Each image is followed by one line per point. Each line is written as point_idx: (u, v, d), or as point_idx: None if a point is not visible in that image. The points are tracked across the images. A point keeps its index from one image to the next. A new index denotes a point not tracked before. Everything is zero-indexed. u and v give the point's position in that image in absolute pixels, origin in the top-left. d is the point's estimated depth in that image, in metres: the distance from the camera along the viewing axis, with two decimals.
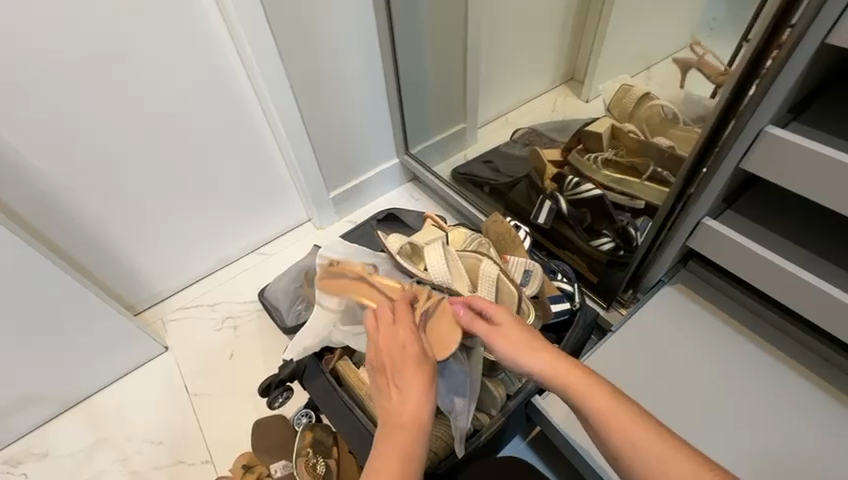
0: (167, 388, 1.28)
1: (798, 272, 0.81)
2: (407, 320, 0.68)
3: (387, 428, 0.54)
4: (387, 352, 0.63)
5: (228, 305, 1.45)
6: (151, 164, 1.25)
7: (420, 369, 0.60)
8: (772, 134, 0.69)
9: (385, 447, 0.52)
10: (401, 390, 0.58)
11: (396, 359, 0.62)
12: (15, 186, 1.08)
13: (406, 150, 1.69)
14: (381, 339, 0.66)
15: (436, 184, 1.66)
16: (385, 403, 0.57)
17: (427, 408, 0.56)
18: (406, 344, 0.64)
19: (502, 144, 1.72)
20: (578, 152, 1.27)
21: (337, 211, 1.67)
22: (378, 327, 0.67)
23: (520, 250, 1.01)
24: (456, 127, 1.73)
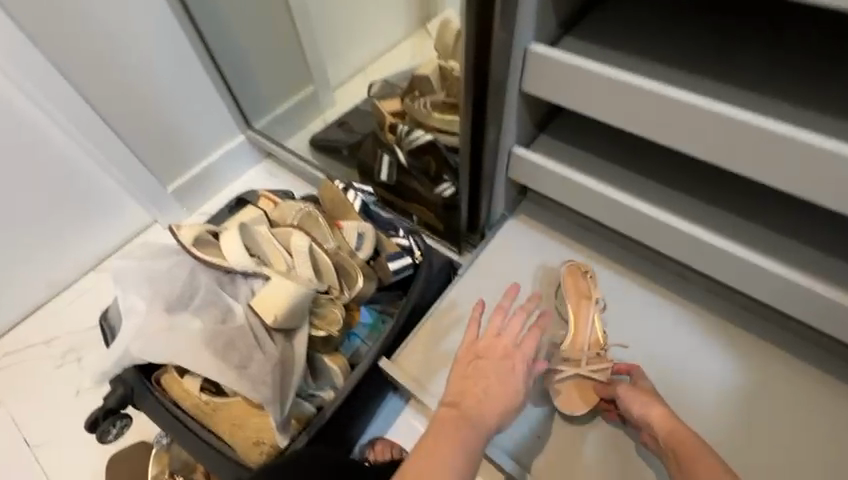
0: (4, 447, 1.11)
1: (598, 187, 0.84)
2: (537, 340, 0.75)
3: (456, 415, 0.63)
4: (495, 358, 0.72)
5: (67, 337, 1.27)
6: None
7: (511, 386, 0.69)
8: (535, 51, 0.68)
9: (441, 433, 0.60)
10: (487, 394, 0.67)
11: (499, 371, 0.71)
12: None
13: (248, 125, 1.54)
14: (497, 345, 0.74)
15: (290, 158, 1.54)
16: (470, 401, 0.66)
17: (499, 421, 0.66)
18: (515, 362, 0.72)
19: (360, 104, 1.51)
20: (413, 98, 1.20)
21: (185, 205, 1.50)
22: (499, 335, 0.75)
23: (353, 214, 0.96)
24: (305, 91, 1.56)
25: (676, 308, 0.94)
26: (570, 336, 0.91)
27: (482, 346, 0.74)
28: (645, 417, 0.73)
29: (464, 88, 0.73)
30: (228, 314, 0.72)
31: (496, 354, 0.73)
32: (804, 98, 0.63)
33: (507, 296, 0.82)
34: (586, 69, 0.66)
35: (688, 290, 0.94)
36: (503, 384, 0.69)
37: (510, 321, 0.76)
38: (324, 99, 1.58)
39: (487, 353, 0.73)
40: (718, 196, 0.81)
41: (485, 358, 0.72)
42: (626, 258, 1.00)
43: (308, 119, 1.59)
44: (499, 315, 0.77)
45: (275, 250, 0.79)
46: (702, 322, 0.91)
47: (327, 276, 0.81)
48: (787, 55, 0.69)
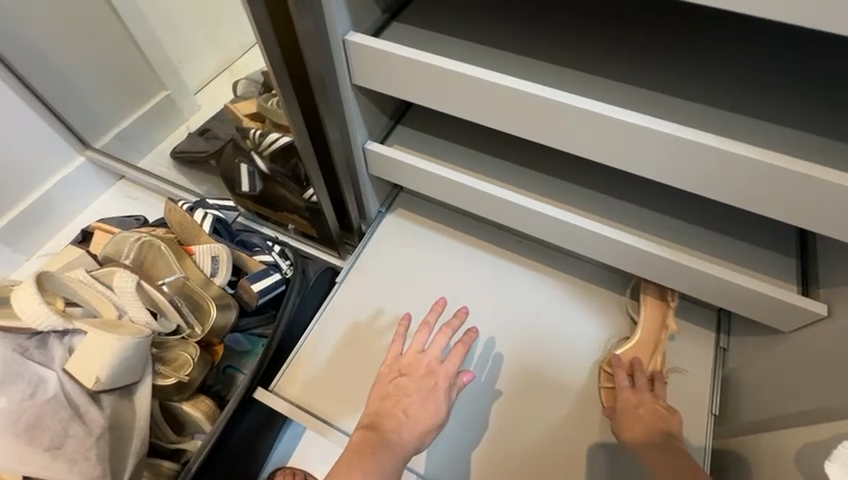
0: None
1: (455, 178, 0.81)
2: (462, 354, 0.72)
3: (374, 439, 0.61)
4: (416, 376, 0.69)
5: None
6: None
7: (434, 403, 0.67)
8: (354, 43, 0.63)
9: (355, 457, 0.59)
10: (408, 414, 0.65)
11: (421, 390, 0.68)
12: None
13: (85, 144, 1.32)
14: (420, 362, 0.71)
15: (146, 177, 1.35)
16: (389, 424, 0.64)
17: (421, 439, 0.64)
18: (438, 379, 0.69)
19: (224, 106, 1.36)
20: (265, 96, 1.10)
21: (19, 247, 1.27)
22: (422, 352, 0.71)
23: (205, 237, 0.86)
24: (157, 96, 1.37)
25: (556, 280, 0.96)
26: (637, 341, 0.85)
27: (404, 363, 0.71)
28: (618, 413, 0.76)
29: (283, 94, 0.68)
30: (37, 390, 0.59)
31: (417, 372, 0.70)
32: (630, 74, 0.64)
33: (433, 311, 0.79)
34: (408, 58, 0.62)
35: (562, 261, 0.97)
36: (425, 403, 0.66)
37: (435, 337, 0.73)
38: (185, 104, 1.41)
39: (409, 371, 0.70)
40: (574, 172, 0.83)
41: (406, 376, 0.69)
42: (507, 240, 1.00)
43: (164, 130, 1.40)
44: (423, 332, 0.73)
45: (97, 295, 0.67)
46: (580, 290, 0.94)
47: (170, 315, 0.72)
48: (623, 26, 0.69)
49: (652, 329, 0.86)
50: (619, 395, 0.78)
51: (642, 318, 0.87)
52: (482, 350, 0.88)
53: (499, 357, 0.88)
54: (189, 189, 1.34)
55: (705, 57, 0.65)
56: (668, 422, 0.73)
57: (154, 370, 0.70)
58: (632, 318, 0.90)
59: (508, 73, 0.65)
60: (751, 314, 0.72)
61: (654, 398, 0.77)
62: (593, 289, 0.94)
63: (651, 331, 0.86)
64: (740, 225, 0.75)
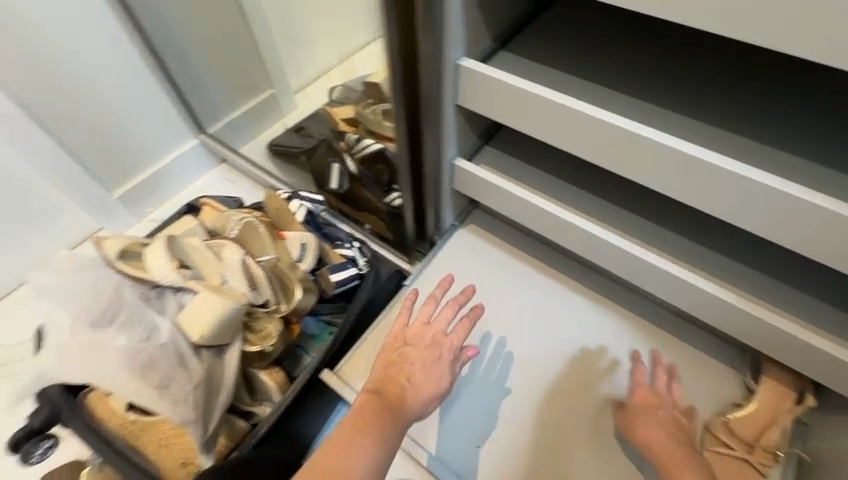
0: None
1: (535, 201, 0.84)
2: (466, 328, 0.76)
3: (379, 402, 0.61)
4: (421, 346, 0.71)
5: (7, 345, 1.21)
6: None
7: (438, 372, 0.69)
8: (465, 66, 0.68)
9: (364, 417, 0.58)
10: (412, 381, 0.66)
11: (425, 360, 0.70)
12: None
13: (202, 129, 1.50)
14: (425, 333, 0.73)
15: (245, 164, 1.51)
16: (395, 388, 0.64)
17: (425, 407, 0.65)
18: (442, 350, 0.72)
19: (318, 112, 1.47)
20: (363, 105, 1.21)
21: (133, 211, 1.44)
22: (427, 324, 0.74)
23: (297, 226, 0.95)
24: (263, 94, 1.52)
25: (623, 319, 0.94)
26: (752, 410, 0.80)
27: (409, 334, 0.73)
28: (631, 414, 0.77)
29: (393, 99, 0.74)
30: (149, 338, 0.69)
31: (422, 343, 0.72)
32: (730, 121, 0.64)
33: (441, 286, 0.82)
34: (508, 83, 0.66)
35: (633, 301, 0.96)
36: (431, 373, 0.68)
37: (440, 310, 0.76)
38: (285, 102, 1.55)
39: (414, 341, 0.73)
40: (655, 211, 0.83)
41: (411, 346, 0.72)
42: (578, 271, 1.01)
43: (265, 125, 1.54)
44: (430, 304, 0.76)
45: (207, 262, 0.77)
46: (649, 333, 0.92)
47: (262, 289, 0.79)
48: (728, 75, 0.69)
49: (775, 401, 0.80)
50: (635, 395, 0.79)
51: (760, 391, 0.81)
52: (490, 351, 0.91)
53: (510, 359, 0.91)
54: (279, 181, 1.47)
55: (816, 115, 0.63)
56: (686, 429, 0.74)
57: (243, 336, 0.78)
58: (748, 386, 0.84)
59: (602, 105, 0.68)
60: (839, 387, 0.68)
61: (676, 406, 0.78)
62: (662, 337, 0.91)
63: (775, 403, 0.79)
64: (835, 291, 0.71)
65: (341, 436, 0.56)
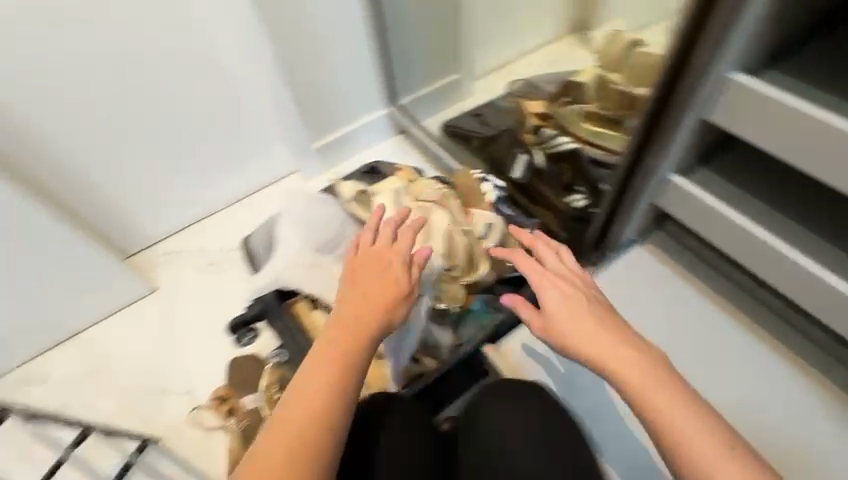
0: (158, 322, 1.33)
1: (755, 234, 0.84)
2: (411, 241, 0.76)
3: (351, 337, 0.64)
4: (376, 268, 0.73)
5: (216, 248, 1.46)
6: (159, 122, 1.30)
7: (383, 284, 0.71)
8: (741, 85, 0.72)
9: (348, 333, 0.65)
10: (369, 298, 0.69)
11: (379, 278, 0.71)
12: (23, 140, 1.15)
13: (394, 100, 1.64)
14: (380, 252, 0.75)
15: (423, 138, 1.62)
16: (356, 311, 0.67)
17: (390, 316, 0.68)
18: (395, 269, 0.73)
19: (498, 99, 1.57)
20: (562, 104, 1.22)
21: (323, 162, 1.63)
22: (386, 243, 0.76)
23: (484, 206, 1.00)
24: (449, 77, 1.61)
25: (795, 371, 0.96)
26: None
27: (370, 251, 0.75)
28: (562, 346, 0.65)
29: (645, 105, 0.83)
30: None
31: (377, 264, 0.73)
32: None
33: (395, 213, 0.82)
34: (784, 98, 0.70)
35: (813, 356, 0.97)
36: (388, 291, 0.70)
37: (401, 234, 0.77)
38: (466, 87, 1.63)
39: (366, 260, 0.74)
40: None
41: (364, 262, 0.74)
42: (760, 315, 1.03)
43: (445, 106, 1.64)
44: (370, 229, 0.77)
45: (415, 222, 0.91)
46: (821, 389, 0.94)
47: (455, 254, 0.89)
48: None
49: None
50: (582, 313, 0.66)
51: None
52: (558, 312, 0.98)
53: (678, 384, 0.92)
54: (453, 159, 1.55)
55: None
56: (599, 356, 0.62)
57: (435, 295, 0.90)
58: None
59: None
60: None
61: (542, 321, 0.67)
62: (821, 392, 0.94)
63: None
64: None
65: (298, 403, 0.59)
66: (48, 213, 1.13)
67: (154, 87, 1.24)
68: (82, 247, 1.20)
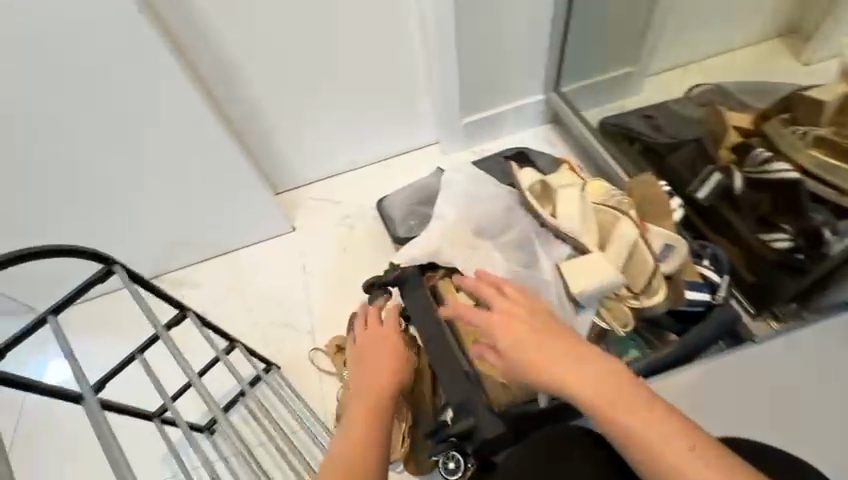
0: (291, 261, 1.43)
1: None
2: (395, 314, 0.89)
3: (375, 397, 0.74)
4: (377, 342, 0.85)
5: (351, 205, 1.52)
6: (334, 72, 1.36)
7: (390, 352, 0.83)
8: None
9: (374, 400, 0.73)
10: (381, 368, 0.80)
11: (380, 350, 0.84)
12: (220, 70, 1.26)
13: (556, 87, 1.54)
14: (377, 331, 0.88)
15: (579, 130, 1.49)
16: (378, 380, 0.77)
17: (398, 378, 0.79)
18: (390, 337, 0.86)
19: (671, 100, 1.42)
20: (781, 121, 1.09)
21: (467, 139, 1.59)
22: (378, 326, 0.88)
23: (665, 222, 0.87)
24: (621, 69, 1.50)
25: None
26: None
27: (369, 333, 0.87)
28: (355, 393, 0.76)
29: None
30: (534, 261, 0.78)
31: (375, 338, 0.86)
32: None
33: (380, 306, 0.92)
34: None
35: None
36: (368, 357, 0.83)
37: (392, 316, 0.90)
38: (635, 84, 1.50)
39: (368, 340, 0.87)
40: None
41: (365, 343, 0.86)
42: None
43: (609, 101, 1.52)
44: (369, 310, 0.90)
45: (592, 225, 0.78)
46: None
47: (635, 277, 0.76)
48: None
49: None
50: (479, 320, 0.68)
51: None
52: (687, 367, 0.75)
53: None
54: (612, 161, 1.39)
55: None
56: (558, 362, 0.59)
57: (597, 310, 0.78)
58: None
59: None
60: None
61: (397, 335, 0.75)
62: None
63: None
64: None
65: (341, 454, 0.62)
66: (232, 143, 1.23)
67: (339, 36, 1.29)
68: (250, 179, 1.31)
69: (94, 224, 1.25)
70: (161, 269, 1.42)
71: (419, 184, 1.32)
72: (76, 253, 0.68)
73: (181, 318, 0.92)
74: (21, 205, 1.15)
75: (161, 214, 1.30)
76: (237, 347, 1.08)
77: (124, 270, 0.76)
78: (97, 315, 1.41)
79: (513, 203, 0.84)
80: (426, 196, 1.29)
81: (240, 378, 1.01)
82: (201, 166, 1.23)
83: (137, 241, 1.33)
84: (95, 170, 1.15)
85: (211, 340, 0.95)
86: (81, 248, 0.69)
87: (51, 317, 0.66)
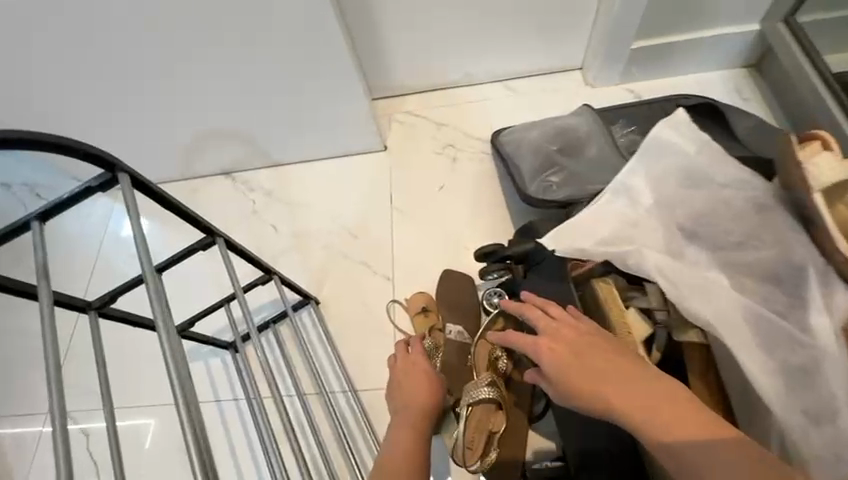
0: (376, 187, 1.20)
1: None
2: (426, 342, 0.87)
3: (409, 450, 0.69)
4: (411, 370, 0.83)
5: (457, 131, 1.23)
6: None
7: (426, 383, 0.80)
8: None
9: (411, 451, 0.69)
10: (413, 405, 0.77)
11: (416, 378, 0.81)
12: None
13: (786, 15, 1.05)
14: (409, 358, 0.85)
15: (807, 79, 1.02)
16: (410, 423, 0.74)
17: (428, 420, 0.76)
18: (420, 363, 0.84)
19: None
20: None
21: (626, 71, 1.19)
22: (408, 352, 0.86)
23: None
24: None
25: None
26: None
27: (403, 359, 0.85)
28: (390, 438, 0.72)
29: None
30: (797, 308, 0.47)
31: (406, 366, 0.84)
32: None
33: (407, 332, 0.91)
34: None
35: None
36: (411, 390, 0.80)
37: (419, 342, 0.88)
38: None
39: (401, 365, 0.84)
40: None
41: (396, 370, 0.84)
42: None
43: None
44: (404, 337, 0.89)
45: None
46: None
47: None
48: None
49: None
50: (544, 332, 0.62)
51: None
52: None
53: None
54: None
55: None
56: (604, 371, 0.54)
57: None
58: None
59: None
60: None
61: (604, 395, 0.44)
62: None
63: None
64: None
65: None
66: (338, 21, 0.95)
67: None
68: (351, 75, 1.04)
69: (171, 100, 1.06)
70: (235, 166, 1.25)
71: (558, 123, 1.00)
72: (65, 151, 0.45)
73: (208, 245, 0.69)
74: (98, 61, 0.96)
75: (244, 101, 1.08)
76: (273, 277, 0.88)
77: (130, 180, 0.51)
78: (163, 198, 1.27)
79: (770, 200, 0.52)
80: (568, 141, 0.97)
81: (249, 316, 0.75)
82: (300, 47, 0.98)
83: (215, 130, 1.15)
84: (177, 31, 0.93)
85: (232, 270, 0.70)
86: (73, 145, 0.46)
87: (36, 224, 0.48)
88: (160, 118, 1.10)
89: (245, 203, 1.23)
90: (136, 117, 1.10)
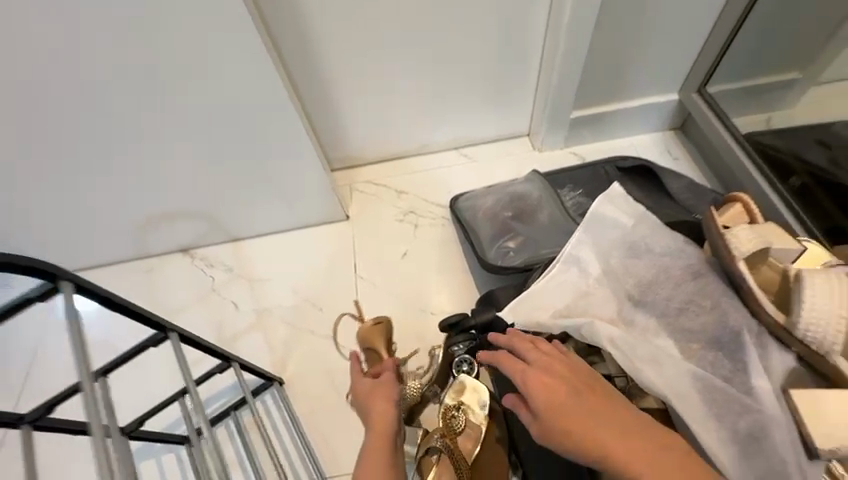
0: (340, 257, 1.20)
1: None
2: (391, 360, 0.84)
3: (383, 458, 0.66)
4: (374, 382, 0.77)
5: (417, 199, 1.27)
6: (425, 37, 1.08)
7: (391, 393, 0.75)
8: None
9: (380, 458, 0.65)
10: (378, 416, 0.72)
11: (380, 389, 0.76)
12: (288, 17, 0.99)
13: (700, 87, 1.19)
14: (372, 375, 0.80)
15: (722, 140, 1.14)
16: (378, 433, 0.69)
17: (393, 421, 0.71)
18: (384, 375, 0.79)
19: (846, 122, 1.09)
20: None
21: (569, 136, 1.30)
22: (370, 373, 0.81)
23: None
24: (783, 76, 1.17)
25: None
26: None
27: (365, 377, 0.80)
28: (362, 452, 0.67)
29: None
30: (740, 373, 0.50)
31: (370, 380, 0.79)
32: None
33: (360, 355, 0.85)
34: None
35: None
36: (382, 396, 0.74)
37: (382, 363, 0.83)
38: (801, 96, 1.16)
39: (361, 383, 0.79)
40: None
41: (359, 386, 0.78)
42: None
43: (754, 112, 1.19)
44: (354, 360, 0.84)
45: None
46: None
47: None
48: None
49: None
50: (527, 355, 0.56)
51: None
52: None
53: None
54: (769, 194, 1.04)
55: None
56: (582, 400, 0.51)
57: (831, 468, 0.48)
58: None
59: None
60: None
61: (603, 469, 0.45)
62: None
63: None
64: None
65: None
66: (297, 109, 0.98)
67: None
68: (312, 155, 1.06)
69: (129, 190, 1.04)
70: (194, 242, 1.23)
71: (511, 189, 1.05)
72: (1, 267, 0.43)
73: (160, 340, 0.66)
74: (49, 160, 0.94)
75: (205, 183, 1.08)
76: (232, 363, 0.83)
77: (72, 287, 0.49)
78: (115, 282, 1.22)
79: (703, 267, 0.57)
80: (521, 206, 1.02)
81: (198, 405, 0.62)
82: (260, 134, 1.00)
83: (172, 212, 1.13)
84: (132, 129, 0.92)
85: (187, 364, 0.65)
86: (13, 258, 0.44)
87: None
88: (118, 206, 1.08)
89: (205, 280, 1.20)
90: (91, 207, 1.07)
